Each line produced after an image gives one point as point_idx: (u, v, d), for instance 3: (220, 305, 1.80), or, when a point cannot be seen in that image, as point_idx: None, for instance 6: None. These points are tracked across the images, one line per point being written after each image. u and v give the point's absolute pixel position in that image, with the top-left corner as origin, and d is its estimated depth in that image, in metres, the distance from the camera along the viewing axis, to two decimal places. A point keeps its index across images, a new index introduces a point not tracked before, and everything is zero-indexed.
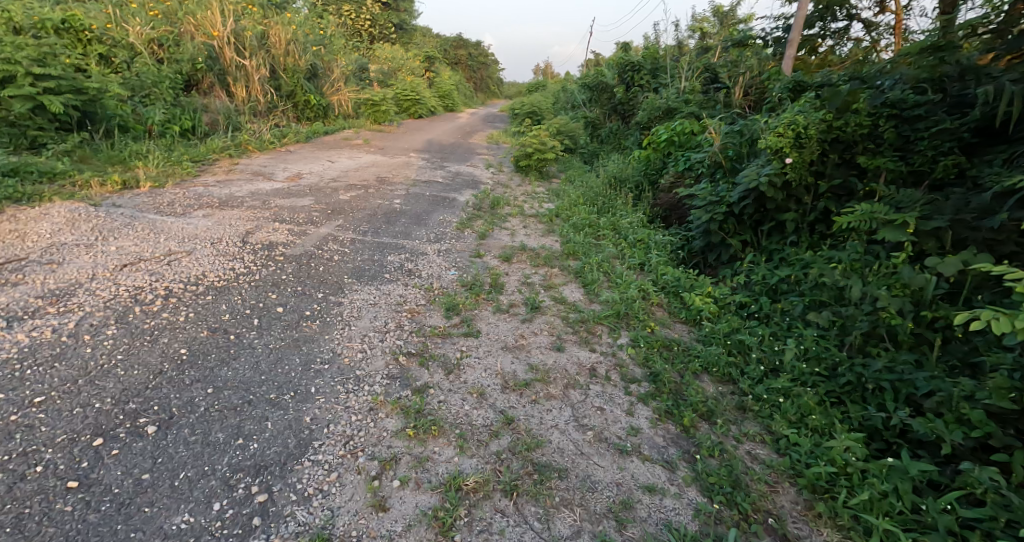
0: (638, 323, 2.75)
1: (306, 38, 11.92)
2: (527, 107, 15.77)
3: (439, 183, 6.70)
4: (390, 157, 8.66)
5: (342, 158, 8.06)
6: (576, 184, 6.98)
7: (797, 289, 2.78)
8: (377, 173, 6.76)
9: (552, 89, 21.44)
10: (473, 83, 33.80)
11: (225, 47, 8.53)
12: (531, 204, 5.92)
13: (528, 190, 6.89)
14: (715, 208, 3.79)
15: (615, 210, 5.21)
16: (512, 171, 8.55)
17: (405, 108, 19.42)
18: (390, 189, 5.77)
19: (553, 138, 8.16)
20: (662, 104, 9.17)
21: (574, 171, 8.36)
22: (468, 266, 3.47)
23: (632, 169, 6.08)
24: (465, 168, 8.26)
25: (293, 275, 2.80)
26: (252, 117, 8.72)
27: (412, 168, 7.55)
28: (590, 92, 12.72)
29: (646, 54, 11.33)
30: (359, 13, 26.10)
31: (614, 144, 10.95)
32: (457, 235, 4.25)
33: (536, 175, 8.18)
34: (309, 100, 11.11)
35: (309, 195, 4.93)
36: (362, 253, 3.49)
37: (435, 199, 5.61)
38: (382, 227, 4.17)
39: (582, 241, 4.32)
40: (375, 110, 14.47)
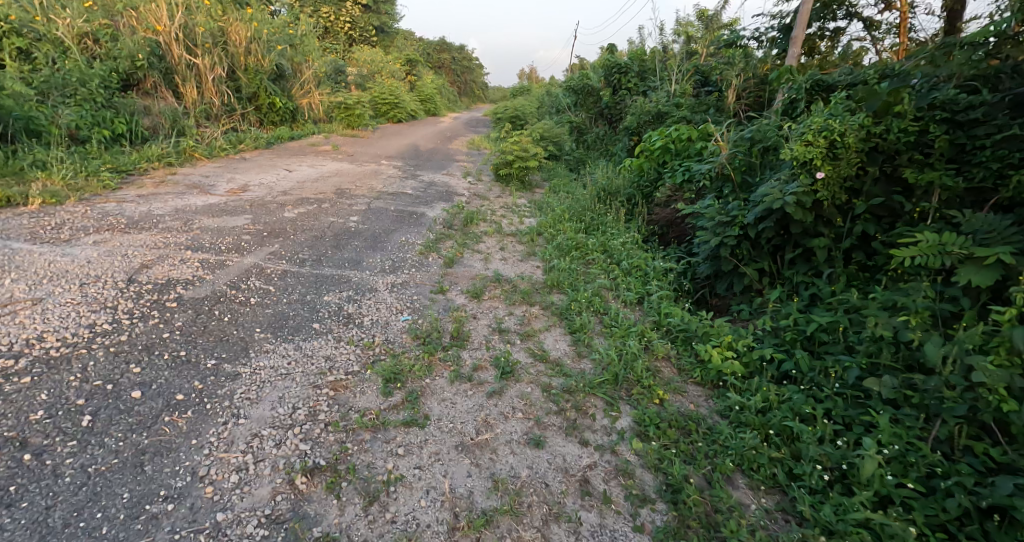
0: (640, 392, 2.11)
1: (270, 37, 11.23)
2: (511, 111, 15.20)
3: (407, 195, 6.02)
4: (358, 165, 7.95)
5: (303, 166, 7.34)
6: (560, 196, 6.35)
7: (845, 343, 2.16)
8: (338, 184, 6.06)
9: (537, 94, 20.93)
10: (456, 87, 33.18)
11: (173, 43, 7.83)
12: (509, 219, 5.28)
13: (508, 202, 6.25)
14: (726, 230, 3.16)
15: (605, 227, 4.59)
16: (491, 180, 7.91)
17: (383, 112, 18.69)
18: (348, 203, 5.07)
19: (535, 145, 7.54)
20: (651, 108, 8.65)
21: (559, 180, 7.75)
22: (426, 306, 2.80)
23: (622, 180, 5.46)
24: (439, 177, 7.57)
25: (178, 330, 2.10)
26: (202, 120, 8.04)
27: (380, 178, 6.86)
28: (575, 96, 12.18)
29: (634, 56, 10.84)
30: (338, 15, 25.39)
31: (601, 150, 10.40)
32: (418, 262, 3.57)
33: (517, 185, 7.54)
34: (275, 103, 10.46)
35: (247, 212, 4.22)
36: (292, 290, 2.79)
37: (399, 215, 4.93)
38: (328, 253, 3.49)
39: (568, 267, 3.69)
40: (348, 114, 13.75)
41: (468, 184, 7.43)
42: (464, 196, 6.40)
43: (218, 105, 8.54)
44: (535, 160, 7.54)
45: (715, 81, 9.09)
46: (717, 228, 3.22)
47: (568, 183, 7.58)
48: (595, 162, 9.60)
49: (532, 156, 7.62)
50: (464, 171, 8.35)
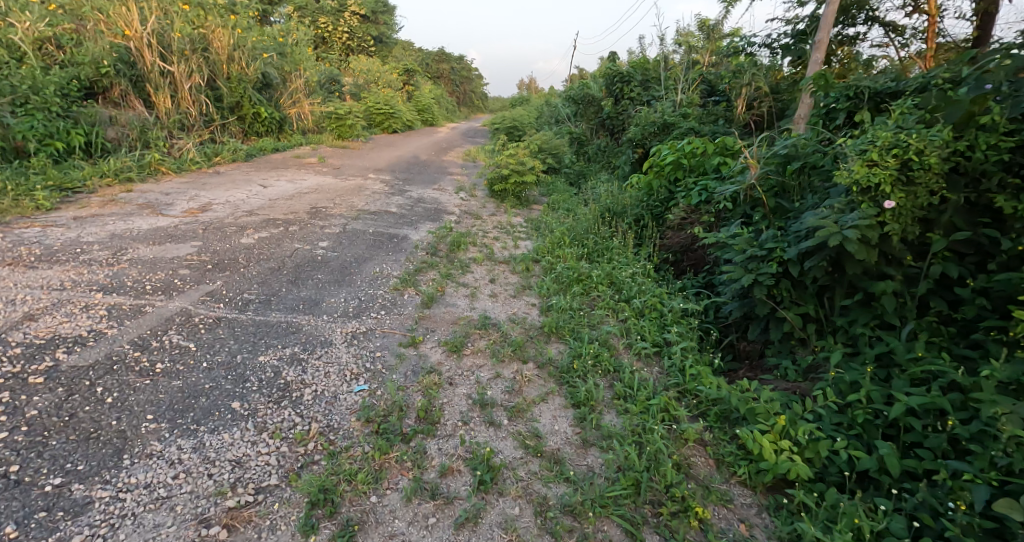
0: (670, 511, 1.54)
1: (257, 45, 10.95)
2: (509, 121, 14.79)
3: (389, 213, 5.48)
4: (343, 179, 7.44)
5: (281, 182, 6.82)
6: (559, 216, 5.80)
7: (952, 441, 1.58)
8: (314, 202, 5.54)
9: (537, 104, 20.57)
10: (455, 97, 32.91)
11: (143, 48, 7.45)
12: (500, 243, 4.73)
13: (501, 222, 5.70)
14: (762, 267, 2.60)
15: (611, 255, 4.04)
16: (485, 196, 7.39)
17: (378, 123, 18.29)
18: (320, 226, 4.53)
19: (532, 158, 7.03)
20: (656, 119, 8.17)
21: (559, 196, 7.24)
22: (390, 368, 2.23)
23: (628, 199, 4.91)
24: (428, 193, 7.05)
25: (25, 425, 1.53)
26: (176, 130, 7.71)
27: (364, 194, 6.34)
28: (576, 105, 11.74)
29: (636, 64, 10.39)
30: (335, 25, 25.26)
31: (603, 162, 9.90)
32: (390, 302, 3.01)
33: (513, 202, 7.00)
34: (261, 114, 10.28)
35: (197, 238, 3.69)
36: (222, 346, 2.21)
37: (377, 239, 4.39)
38: (281, 291, 2.93)
39: (568, 308, 3.12)
40: (340, 124, 13.33)
41: (459, 201, 6.90)
42: (453, 214, 5.87)
43: (196, 115, 8.29)
44: (532, 174, 7.02)
45: (723, 90, 8.87)
46: (750, 264, 2.66)
47: (567, 199, 7.06)
48: (597, 176, 9.10)
49: (529, 170, 7.09)
50: (456, 186, 7.82)
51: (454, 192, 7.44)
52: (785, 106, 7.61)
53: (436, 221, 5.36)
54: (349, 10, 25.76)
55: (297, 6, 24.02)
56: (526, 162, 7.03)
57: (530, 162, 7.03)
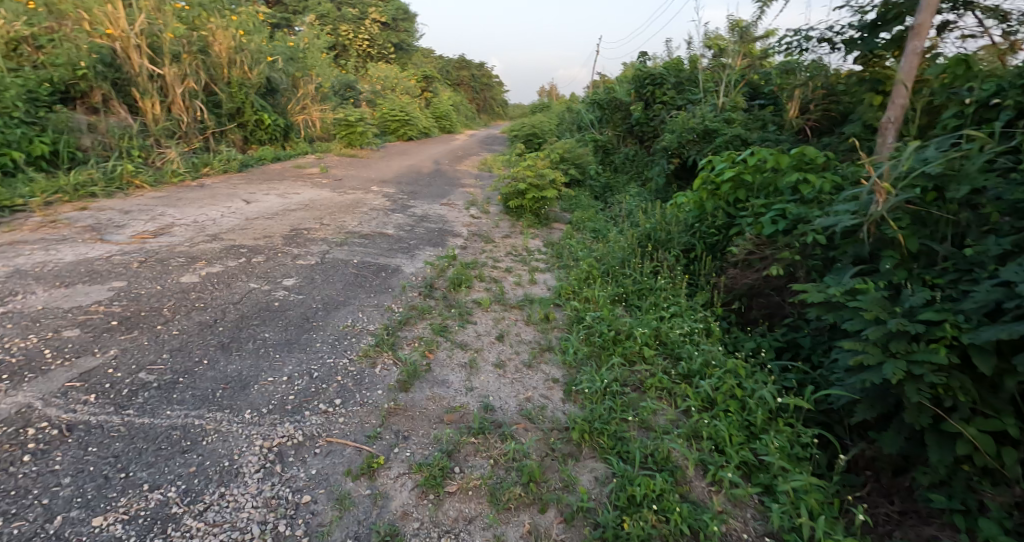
0: None
1: (263, 50, 10.63)
2: (529, 128, 14.00)
3: (383, 236, 4.66)
4: (342, 194, 6.73)
5: (271, 197, 6.11)
6: (585, 242, 4.91)
7: None
8: (298, 223, 4.78)
9: (559, 110, 19.76)
10: (475, 104, 32.37)
11: (130, 49, 7.01)
12: (512, 278, 3.86)
13: (514, 247, 4.84)
14: (922, 360, 1.66)
15: (656, 303, 3.12)
16: (499, 213, 6.55)
17: (393, 130, 17.72)
18: (292, 256, 3.73)
19: (553, 170, 6.16)
20: (694, 126, 7.22)
21: (584, 213, 6.39)
22: (317, 536, 1.34)
23: (673, 224, 3.99)
24: (434, 210, 6.24)
25: None
26: (164, 138, 7.17)
27: (360, 211, 5.60)
28: (601, 111, 10.87)
29: (670, 65, 9.48)
30: (356, 33, 25.03)
31: (632, 173, 9.00)
32: (354, 384, 2.13)
33: (530, 221, 6.12)
34: (265, 121, 9.87)
35: (126, 274, 2.94)
36: (46, 486, 1.36)
37: (358, 273, 3.56)
38: (198, 364, 2.09)
39: (605, 392, 2.21)
40: (350, 132, 12.74)
41: (468, 219, 6.06)
42: (460, 237, 5.04)
43: (189, 122, 7.78)
44: (552, 188, 6.13)
45: (770, 93, 7.92)
46: (895, 347, 1.71)
47: (594, 218, 6.20)
48: (625, 190, 8.18)
49: (548, 183, 6.20)
50: (467, 201, 6.99)
51: (465, 208, 6.62)
52: (848, 111, 6.58)
53: (437, 247, 4.52)
54: (369, 17, 25.52)
55: (318, 14, 23.90)
56: (545, 174, 6.14)
57: (550, 174, 6.14)
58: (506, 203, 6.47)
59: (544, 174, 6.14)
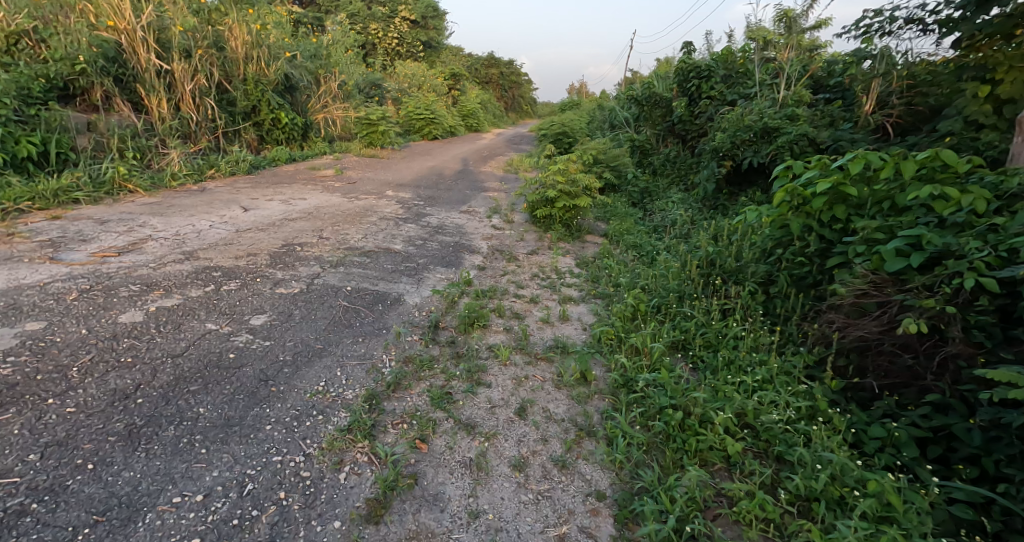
0: None
1: (281, 46, 10.28)
2: (558, 127, 13.23)
3: (387, 254, 4.02)
4: (352, 201, 6.18)
5: (274, 204, 5.59)
6: (625, 264, 4.14)
7: None
8: (293, 236, 4.20)
9: (591, 108, 18.88)
10: (503, 102, 31.73)
11: (136, 42, 6.66)
12: (537, 314, 3.14)
13: (540, 269, 4.12)
14: None
15: (732, 362, 2.32)
16: (525, 223, 5.83)
17: (418, 129, 17.23)
18: (273, 282, 3.12)
19: (586, 175, 5.40)
20: (748, 124, 6.32)
21: (621, 226, 5.63)
22: None
23: (741, 249, 3.18)
24: (451, 220, 5.58)
25: None
26: (169, 137, 6.77)
27: (368, 222, 5.00)
28: (639, 107, 10.02)
29: (718, 57, 8.55)
30: (385, 31, 24.75)
31: (673, 177, 8.15)
32: (300, 512, 1.42)
33: (559, 233, 5.39)
34: (282, 119, 9.50)
35: (53, 309, 2.36)
36: None
37: (348, 307, 2.91)
38: (71, 477, 1.41)
39: (680, 531, 1.46)
40: (372, 131, 12.30)
41: (488, 230, 5.36)
42: (478, 254, 4.35)
43: (196, 120, 7.40)
44: (584, 197, 5.36)
45: (838, 86, 6.93)
46: None
47: (632, 232, 5.44)
48: (666, 197, 7.34)
49: (580, 191, 5.41)
50: (489, 209, 6.31)
51: (487, 217, 5.94)
52: (940, 105, 5.54)
53: (449, 268, 3.85)
54: (399, 15, 25.21)
55: (348, 12, 23.77)
56: (578, 178, 5.37)
57: (583, 179, 5.38)
58: (533, 212, 5.75)
59: (575, 180, 5.38)
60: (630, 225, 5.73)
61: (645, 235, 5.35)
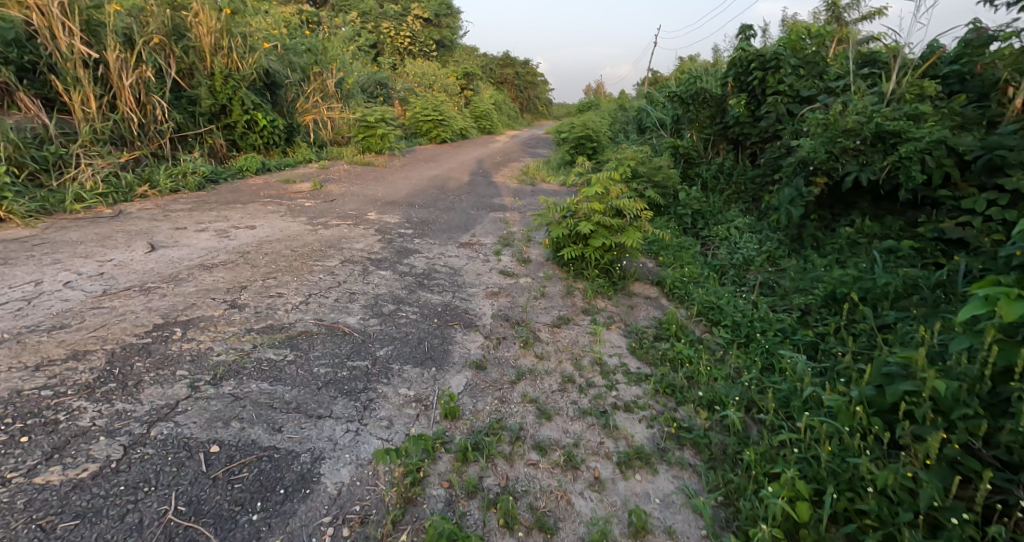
0: None
1: (259, 36, 9.03)
2: (579, 128, 11.69)
3: (325, 347, 2.49)
4: (316, 232, 4.73)
5: (202, 237, 4.14)
6: (710, 370, 2.56)
7: None
8: (186, 304, 2.71)
9: (612, 108, 17.38)
10: (518, 103, 30.30)
11: (51, 20, 5.33)
12: (578, 525, 1.57)
13: (571, 374, 2.55)
14: None
15: None
16: (544, 266, 4.30)
17: (426, 132, 15.83)
18: (63, 438, 1.58)
19: (633, 201, 3.87)
20: (851, 126, 4.73)
21: (677, 275, 4.10)
22: None
23: (997, 392, 1.57)
24: (441, 268, 4.05)
25: None
26: (94, 142, 5.48)
27: (323, 273, 3.53)
28: (681, 105, 8.47)
29: (785, 41, 6.98)
30: (397, 30, 23.51)
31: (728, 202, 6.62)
32: None
33: (593, 285, 3.86)
34: (259, 121, 8.27)
35: None
36: None
37: (181, 524, 1.36)
38: None
39: None
40: (369, 135, 11.20)
41: (490, 284, 3.82)
42: (472, 340, 2.80)
43: (137, 123, 6.05)
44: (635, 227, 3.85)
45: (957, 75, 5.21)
46: None
47: (696, 288, 3.89)
48: (723, 226, 5.74)
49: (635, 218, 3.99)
50: (494, 247, 4.80)
51: (493, 259, 4.42)
52: None
53: (420, 382, 2.31)
54: (411, 14, 23.97)
55: (358, 11, 22.70)
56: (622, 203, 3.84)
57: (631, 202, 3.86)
58: (558, 248, 4.25)
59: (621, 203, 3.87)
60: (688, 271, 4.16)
61: (714, 295, 3.77)
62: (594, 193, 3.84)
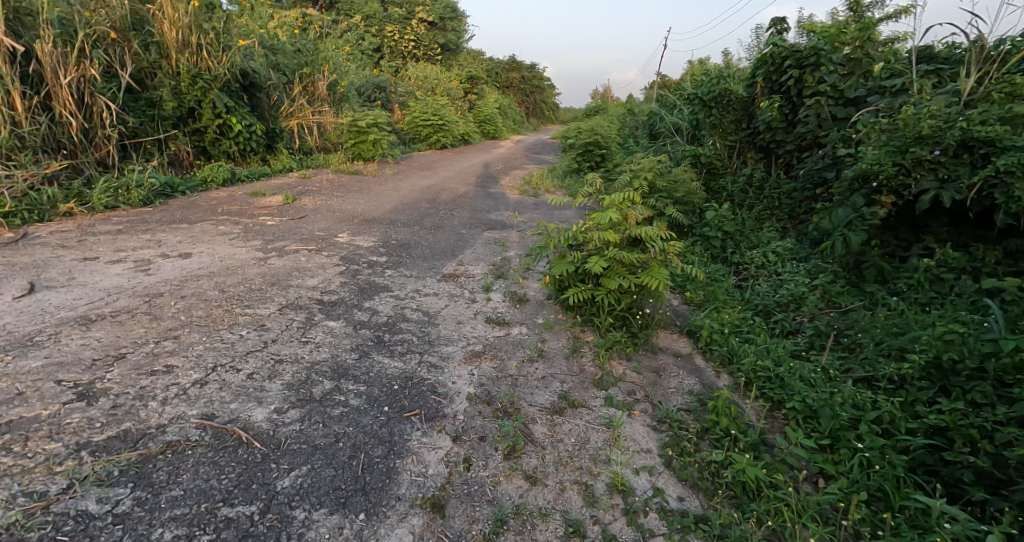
0: None
1: (236, 33, 8.30)
2: (587, 134, 10.85)
3: (195, 477, 1.59)
4: (267, 261, 3.89)
5: (112, 271, 3.30)
6: (794, 515, 1.67)
7: None
8: (8, 393, 1.85)
9: (622, 113, 16.47)
10: (525, 107, 29.51)
11: None
12: None
13: (577, 519, 1.65)
14: None
15: None
16: (543, 311, 3.45)
17: (425, 137, 15.04)
18: None
19: (654, 230, 3.05)
20: (926, 133, 3.81)
21: (714, 325, 3.22)
22: None
23: None
24: (411, 317, 3.17)
25: None
26: (17, 151, 4.77)
27: (251, 328, 2.68)
28: (702, 109, 7.62)
29: (824, 34, 6.12)
30: (402, 34, 22.88)
31: (762, 223, 5.73)
32: None
33: (605, 338, 3.01)
34: (233, 126, 7.65)
35: None
36: None
37: None
38: None
39: None
40: (360, 141, 10.46)
41: (471, 341, 2.95)
42: (434, 449, 1.91)
43: (77, 127, 5.29)
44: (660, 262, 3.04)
45: None
46: None
47: (742, 346, 3.00)
48: (758, 252, 4.83)
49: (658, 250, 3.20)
50: (482, 282, 3.96)
51: (477, 302, 3.55)
52: None
53: None
54: (415, 17, 23.32)
55: (363, 15, 22.14)
56: (643, 232, 3.06)
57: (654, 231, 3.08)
58: (561, 288, 3.43)
59: (641, 232, 3.08)
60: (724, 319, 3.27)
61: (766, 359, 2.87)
62: (607, 220, 3.05)
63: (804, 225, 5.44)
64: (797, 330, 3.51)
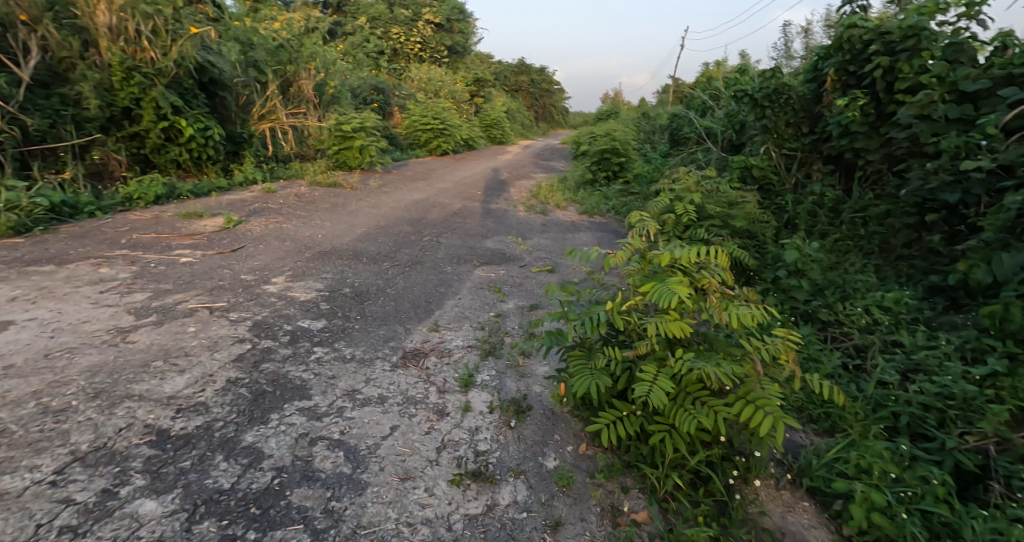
0: None
1: (194, 20, 7.07)
2: (604, 140, 9.47)
3: None
4: (129, 336, 2.54)
5: None
6: None
7: None
8: None
9: (639, 115, 15.05)
10: (533, 112, 28.23)
11: None
12: None
13: None
14: None
15: None
16: (553, 443, 2.09)
17: (424, 143, 13.74)
18: None
19: (749, 316, 1.71)
20: None
21: (872, 488, 1.79)
22: None
23: None
24: (320, 470, 1.78)
25: None
26: None
27: None
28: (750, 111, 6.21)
29: (925, 11, 4.70)
30: (407, 35, 21.72)
31: (847, 263, 4.32)
32: None
33: (674, 530, 1.62)
34: (183, 129, 6.49)
35: None
36: None
37: None
38: None
39: None
40: (345, 148, 9.20)
41: (417, 534, 1.56)
42: None
43: None
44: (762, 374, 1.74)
45: None
46: None
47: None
48: (859, 311, 3.41)
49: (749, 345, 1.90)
50: (459, 372, 2.63)
51: (445, 421, 2.18)
52: None
53: None
54: (422, 18, 22.20)
55: (368, 16, 21.06)
56: (731, 318, 1.76)
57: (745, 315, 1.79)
58: (587, 407, 2.06)
59: (726, 317, 1.77)
60: (878, 470, 1.85)
61: None
62: (669, 299, 1.75)
63: (911, 268, 4.00)
64: (986, 474, 2.10)
